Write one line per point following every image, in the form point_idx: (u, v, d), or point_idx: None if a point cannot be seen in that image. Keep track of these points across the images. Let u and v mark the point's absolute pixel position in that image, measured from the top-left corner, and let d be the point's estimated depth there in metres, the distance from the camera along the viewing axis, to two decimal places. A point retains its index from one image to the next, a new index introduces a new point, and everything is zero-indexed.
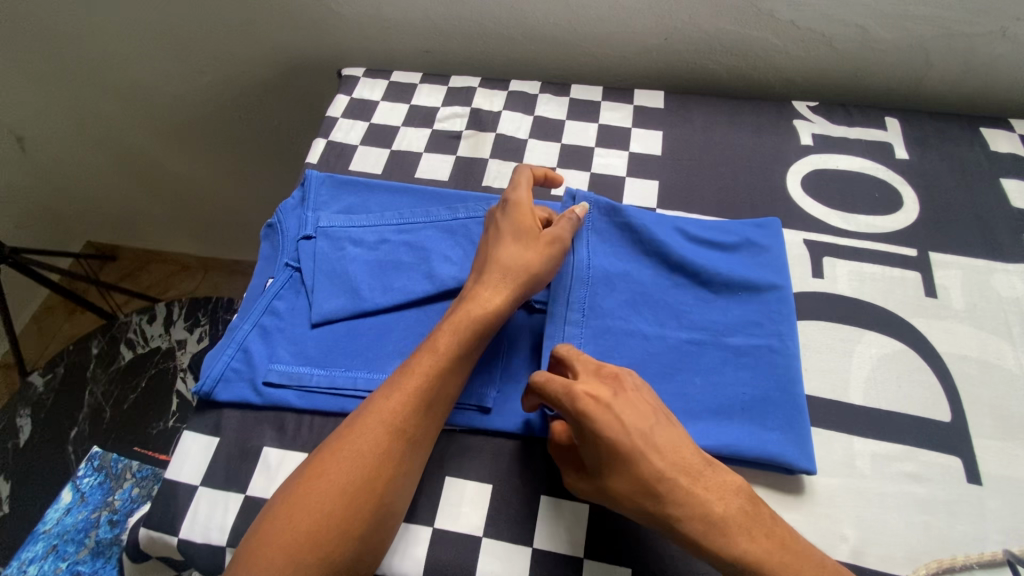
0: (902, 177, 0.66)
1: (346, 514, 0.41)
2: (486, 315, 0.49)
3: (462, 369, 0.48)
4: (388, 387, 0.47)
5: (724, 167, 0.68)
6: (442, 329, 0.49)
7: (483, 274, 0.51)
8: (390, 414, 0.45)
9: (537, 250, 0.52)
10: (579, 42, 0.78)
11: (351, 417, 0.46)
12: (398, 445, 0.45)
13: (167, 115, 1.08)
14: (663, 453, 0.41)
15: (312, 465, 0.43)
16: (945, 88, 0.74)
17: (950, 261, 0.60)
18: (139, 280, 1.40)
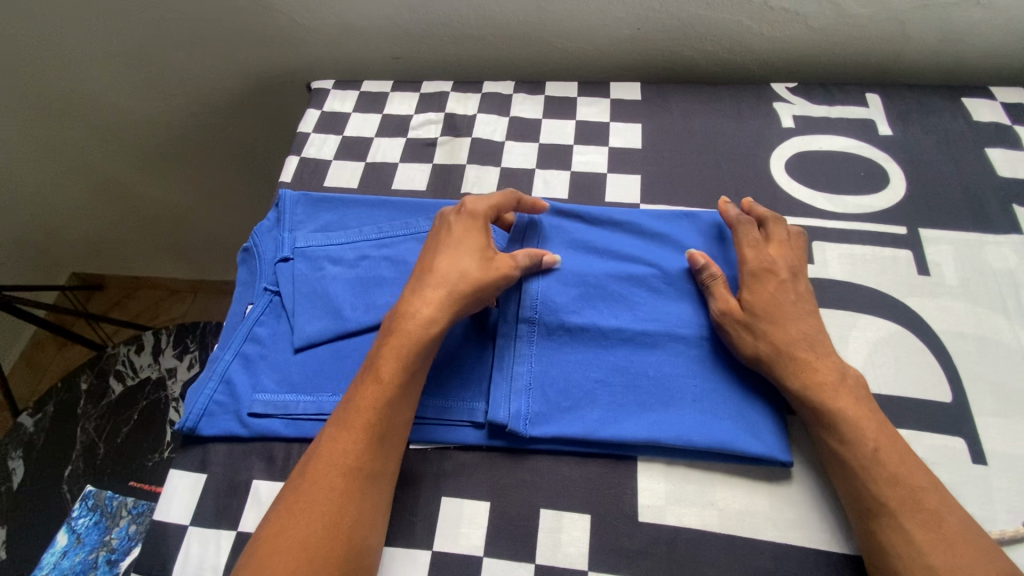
0: (886, 154, 0.65)
1: (313, 567, 0.40)
2: (425, 335, 0.48)
3: (410, 393, 0.48)
4: (336, 427, 0.46)
5: (706, 155, 0.66)
6: (382, 355, 0.48)
7: (420, 288, 0.50)
8: (342, 455, 0.44)
9: (477, 262, 0.51)
10: (551, 39, 0.77)
11: (303, 464, 0.45)
12: (355, 482, 0.44)
13: (140, 143, 1.06)
14: (799, 329, 0.49)
15: (273, 522, 0.42)
16: (923, 60, 0.73)
17: (941, 237, 0.59)
18: (128, 308, 1.38)
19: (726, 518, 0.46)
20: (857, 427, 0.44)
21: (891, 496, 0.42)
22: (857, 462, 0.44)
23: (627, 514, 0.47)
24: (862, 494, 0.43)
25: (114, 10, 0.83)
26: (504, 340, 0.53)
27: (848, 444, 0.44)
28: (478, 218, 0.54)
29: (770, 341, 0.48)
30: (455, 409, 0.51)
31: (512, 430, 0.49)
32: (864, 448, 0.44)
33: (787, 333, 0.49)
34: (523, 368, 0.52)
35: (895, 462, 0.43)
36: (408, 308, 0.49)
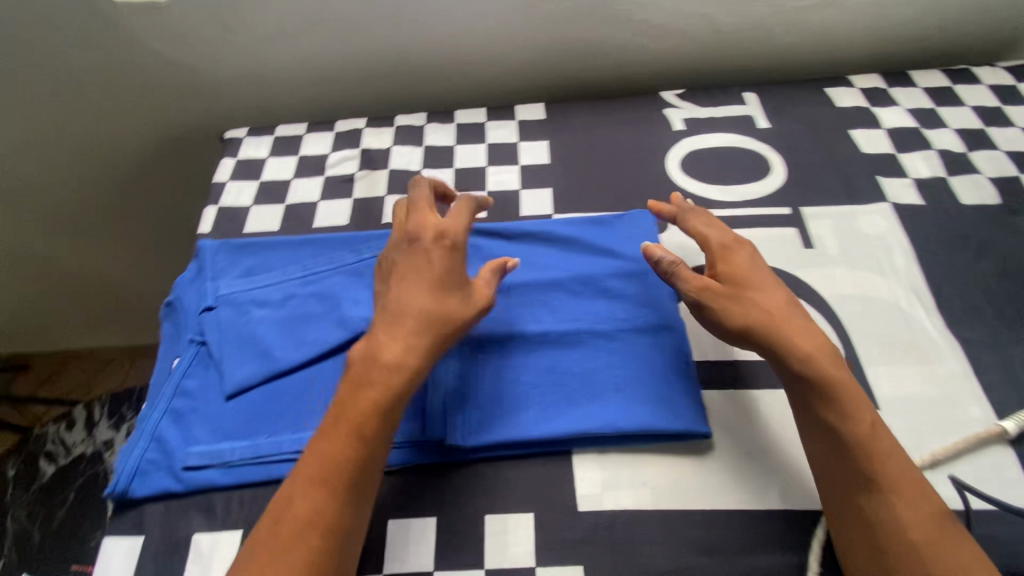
0: (767, 145, 0.72)
1: None
2: (401, 383, 0.47)
3: (385, 440, 0.47)
4: (309, 485, 0.44)
5: (609, 162, 0.71)
6: (357, 403, 0.46)
7: (389, 324, 0.49)
8: (319, 514, 0.43)
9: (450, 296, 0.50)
10: (456, 69, 0.81)
11: (273, 527, 0.43)
12: (336, 542, 0.43)
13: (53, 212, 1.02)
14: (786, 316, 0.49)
15: None
16: (789, 57, 0.81)
17: (821, 213, 0.66)
18: (58, 386, 1.24)
19: (659, 495, 0.49)
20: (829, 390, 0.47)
21: (862, 451, 0.44)
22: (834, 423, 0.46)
23: (568, 506, 0.49)
24: (834, 454, 0.45)
25: (13, 72, 0.81)
26: None
27: (821, 407, 0.47)
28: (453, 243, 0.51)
29: (735, 317, 0.50)
30: None
31: (450, 443, 0.50)
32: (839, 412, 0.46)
33: (750, 311, 0.49)
34: (456, 383, 0.53)
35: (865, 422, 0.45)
36: (378, 351, 0.47)
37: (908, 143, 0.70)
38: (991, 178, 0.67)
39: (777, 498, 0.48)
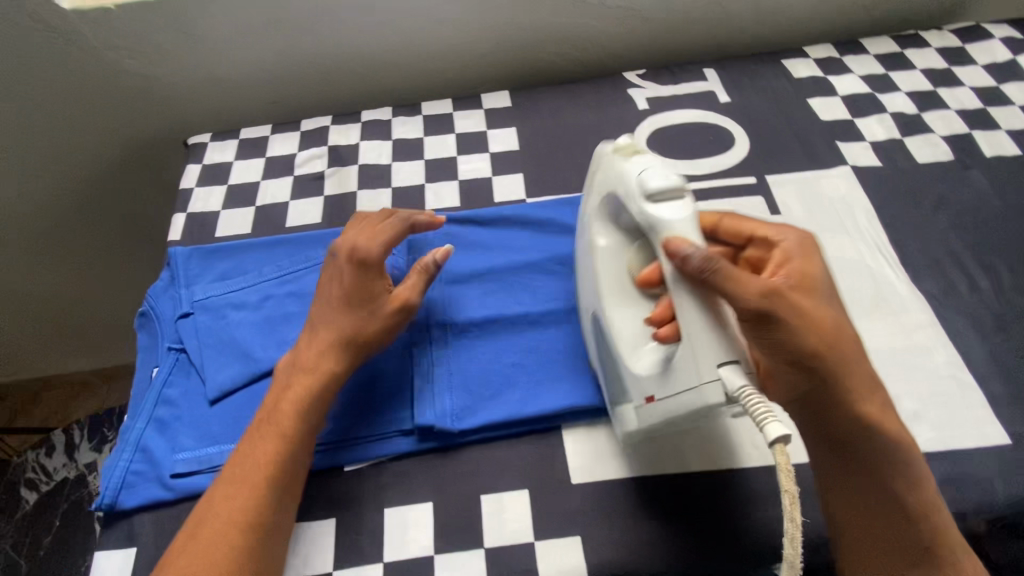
0: (730, 118, 0.74)
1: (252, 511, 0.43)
2: (320, 391, 0.48)
3: (304, 447, 0.47)
4: (253, 442, 0.46)
5: (578, 146, 0.73)
6: (279, 408, 0.47)
7: (330, 274, 0.52)
8: (265, 452, 0.45)
9: (379, 253, 0.51)
10: (420, 61, 0.81)
11: (240, 450, 0.46)
12: (252, 540, 0.42)
13: (19, 234, 0.99)
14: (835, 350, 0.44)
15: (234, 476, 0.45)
16: (745, 30, 0.84)
17: (785, 180, 0.68)
18: (32, 415, 1.23)
19: (651, 460, 0.50)
20: (879, 420, 0.45)
21: (901, 496, 0.45)
22: (874, 461, 0.45)
23: (561, 480, 0.50)
24: (866, 496, 0.45)
25: None
26: (416, 346, 0.56)
27: (860, 445, 0.45)
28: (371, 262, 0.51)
29: (811, 338, 0.43)
30: (382, 421, 0.52)
31: (440, 429, 0.51)
32: (885, 444, 0.45)
33: (818, 324, 0.44)
34: (439, 369, 0.54)
35: (911, 458, 0.45)
36: (313, 351, 0.50)
37: (862, 109, 0.74)
38: (942, 137, 0.71)
39: (759, 456, 0.50)
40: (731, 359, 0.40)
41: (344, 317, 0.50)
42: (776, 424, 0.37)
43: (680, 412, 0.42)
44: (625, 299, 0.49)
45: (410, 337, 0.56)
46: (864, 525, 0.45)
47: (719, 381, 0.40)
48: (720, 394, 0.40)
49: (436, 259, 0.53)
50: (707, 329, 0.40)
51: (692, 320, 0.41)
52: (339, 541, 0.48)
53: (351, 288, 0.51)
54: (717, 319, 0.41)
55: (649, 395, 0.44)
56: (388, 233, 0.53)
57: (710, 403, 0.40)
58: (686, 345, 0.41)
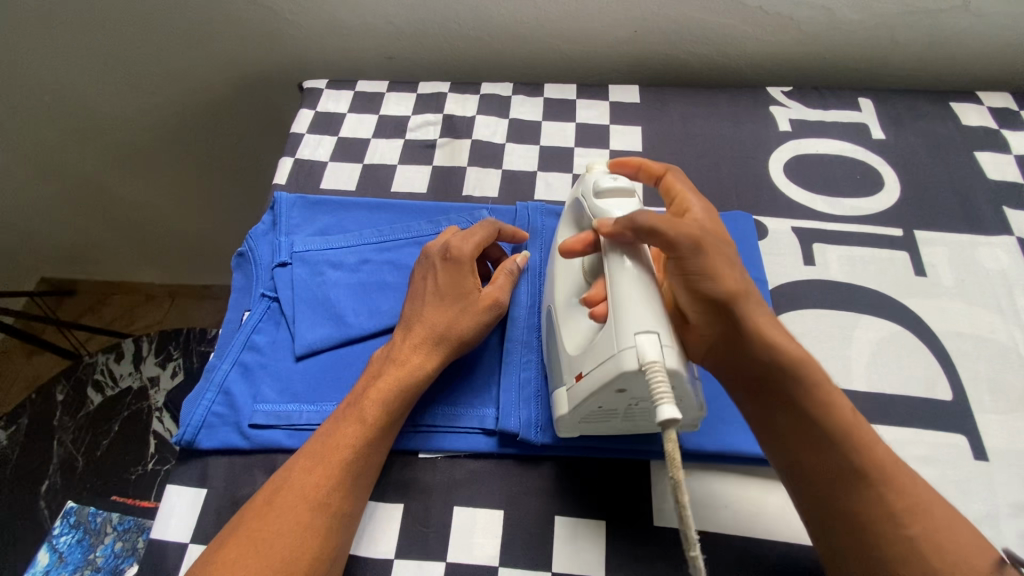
0: (880, 157, 0.67)
1: (331, 486, 0.42)
2: (408, 385, 0.45)
3: (386, 438, 0.45)
4: (336, 421, 0.45)
5: (706, 159, 0.68)
6: (365, 394, 0.45)
7: (425, 261, 0.50)
8: (350, 436, 0.43)
9: (471, 252, 0.49)
10: (550, 41, 0.77)
11: (325, 425, 0.45)
12: (322, 519, 0.41)
13: (133, 143, 1.05)
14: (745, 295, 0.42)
15: (315, 450, 0.43)
16: (911, 62, 0.76)
17: (936, 239, 0.60)
18: (101, 314, 1.37)
19: (741, 520, 0.46)
20: (799, 358, 0.41)
21: (845, 440, 0.41)
22: (801, 407, 0.42)
23: (643, 520, 0.46)
24: (808, 442, 0.41)
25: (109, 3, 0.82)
26: (509, 344, 0.53)
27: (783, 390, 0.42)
28: (464, 262, 0.48)
29: (719, 272, 0.42)
30: (464, 417, 0.49)
31: (523, 439, 0.48)
32: (806, 386, 0.42)
33: (724, 259, 0.42)
34: (530, 374, 0.51)
35: (838, 398, 0.42)
36: (397, 340, 0.48)
37: None
38: None
39: None
40: (650, 329, 0.39)
41: (438, 312, 0.47)
42: (668, 405, 0.36)
43: (600, 382, 0.41)
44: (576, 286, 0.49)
45: (505, 334, 0.54)
46: (809, 472, 0.41)
47: (635, 348, 0.39)
48: (634, 361, 0.39)
49: (519, 265, 0.51)
50: (635, 299, 0.41)
51: (625, 284, 0.42)
52: (405, 530, 0.46)
53: (443, 282, 0.48)
54: (636, 272, 0.42)
55: (581, 372, 0.43)
56: (481, 233, 0.50)
57: (623, 368, 0.39)
58: (611, 314, 0.42)
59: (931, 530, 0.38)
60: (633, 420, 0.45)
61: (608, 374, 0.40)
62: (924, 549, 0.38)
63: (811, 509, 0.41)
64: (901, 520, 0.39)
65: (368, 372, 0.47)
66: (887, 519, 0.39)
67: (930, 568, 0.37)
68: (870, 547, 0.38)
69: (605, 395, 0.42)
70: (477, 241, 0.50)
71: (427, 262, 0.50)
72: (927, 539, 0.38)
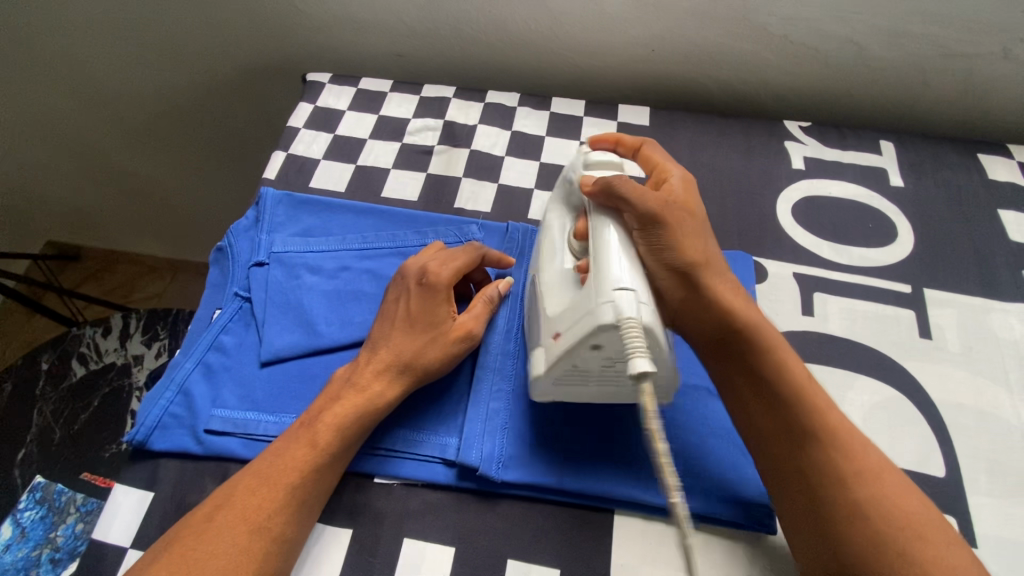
0: (896, 206, 0.63)
1: (274, 512, 0.40)
2: (367, 412, 0.44)
3: (339, 464, 0.43)
4: (287, 442, 0.43)
5: (711, 191, 0.65)
6: (321, 416, 0.43)
7: (399, 281, 0.49)
8: (300, 461, 0.42)
9: (447, 279, 0.47)
10: (564, 53, 0.75)
11: (276, 444, 0.43)
12: (263, 545, 0.39)
13: (140, 118, 1.04)
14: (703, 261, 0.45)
15: (261, 473, 0.41)
16: (941, 107, 0.72)
17: (946, 299, 0.57)
18: (102, 282, 1.37)
19: None
20: (752, 323, 0.44)
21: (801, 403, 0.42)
22: (756, 372, 0.43)
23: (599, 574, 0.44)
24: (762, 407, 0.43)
25: None
26: (480, 372, 0.50)
27: (742, 357, 0.44)
28: (439, 291, 0.47)
29: (682, 242, 0.44)
30: (425, 444, 0.47)
31: (482, 474, 0.46)
32: (761, 351, 0.43)
33: (689, 231, 0.45)
34: (499, 406, 0.49)
35: (793, 364, 0.43)
36: (361, 360, 0.46)
37: None
38: None
39: None
40: (629, 286, 0.38)
41: (406, 339, 0.46)
42: (643, 359, 0.35)
43: (576, 338, 0.39)
44: (559, 253, 0.47)
45: (477, 360, 0.51)
46: (764, 436, 0.42)
47: (613, 302, 0.38)
48: (611, 314, 0.37)
49: (501, 292, 0.51)
50: (619, 257, 0.40)
51: (609, 243, 0.41)
52: (351, 558, 0.44)
53: (414, 308, 0.46)
54: (614, 230, 0.42)
55: (557, 331, 0.42)
56: (461, 259, 0.49)
57: (600, 322, 0.38)
58: (591, 271, 0.41)
59: (880, 495, 0.38)
60: (605, 386, 0.44)
61: (584, 330, 0.39)
62: (869, 508, 0.38)
63: (766, 468, 0.42)
64: (851, 482, 0.39)
65: (327, 389, 0.46)
66: (837, 484, 0.39)
67: (874, 527, 0.37)
68: (820, 509, 0.39)
69: (581, 354, 0.40)
70: (456, 268, 0.48)
71: (401, 283, 0.49)
72: (873, 500, 0.38)
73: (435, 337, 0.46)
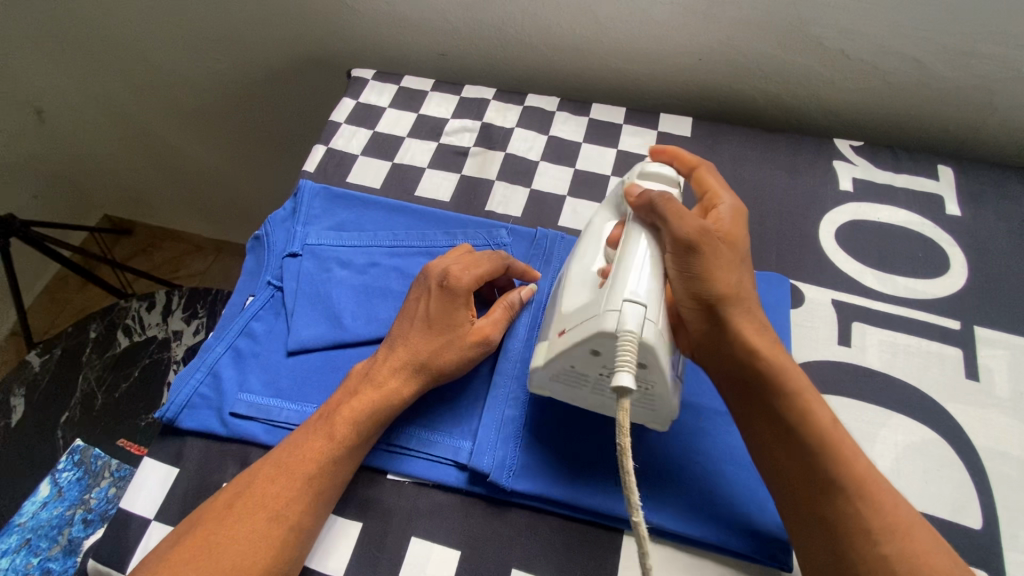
0: (949, 236, 0.60)
1: (290, 501, 0.41)
2: (383, 408, 0.44)
3: (355, 457, 0.44)
4: (305, 434, 0.44)
5: (750, 209, 0.62)
6: (339, 412, 0.44)
7: (420, 283, 0.49)
8: (317, 452, 0.43)
9: (467, 283, 0.47)
10: (608, 58, 0.73)
11: (294, 435, 0.44)
12: (279, 532, 0.40)
13: (194, 103, 1.09)
14: (738, 299, 0.42)
15: (279, 462, 0.43)
16: (1010, 134, 0.67)
17: (997, 339, 0.53)
18: (151, 257, 1.44)
19: None
20: (783, 369, 0.41)
21: (826, 450, 0.39)
22: (778, 414, 0.41)
23: None
24: (784, 446, 0.40)
25: None
26: (499, 378, 0.50)
27: (765, 398, 0.41)
28: (459, 295, 0.47)
29: (715, 272, 0.41)
30: (439, 445, 0.48)
31: (493, 481, 0.46)
32: (786, 396, 0.41)
33: (724, 261, 0.42)
34: (515, 413, 0.49)
35: (820, 409, 0.40)
36: (378, 360, 0.47)
37: None
38: None
39: None
40: (639, 300, 0.38)
41: (424, 340, 0.46)
42: (627, 375, 0.36)
43: (577, 339, 0.39)
44: (595, 254, 0.46)
45: (497, 366, 0.51)
46: (786, 477, 0.40)
47: (619, 312, 0.38)
48: (614, 323, 0.37)
49: (522, 298, 0.51)
50: (637, 266, 0.40)
51: (637, 265, 0.40)
52: (359, 550, 0.45)
53: (434, 311, 0.47)
54: (646, 241, 0.42)
55: (563, 328, 0.42)
56: (486, 265, 0.49)
57: (602, 327, 0.38)
58: (613, 275, 0.40)
59: (910, 552, 0.37)
60: (600, 393, 0.43)
61: (588, 332, 0.39)
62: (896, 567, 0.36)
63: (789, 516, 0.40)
64: (878, 537, 0.37)
65: (345, 384, 0.47)
66: (860, 535, 0.37)
67: None
68: (843, 562, 0.37)
69: (579, 356, 0.40)
70: (477, 273, 0.48)
71: (424, 283, 0.49)
72: (903, 559, 0.36)
73: (450, 341, 0.46)
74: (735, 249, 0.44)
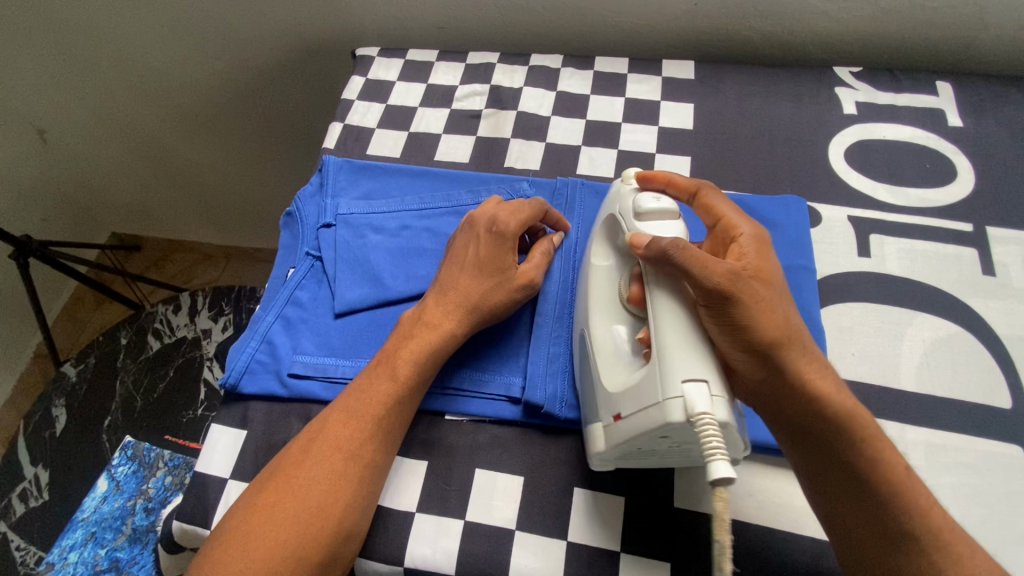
0: (955, 146, 0.62)
1: (363, 439, 0.44)
2: (441, 346, 0.47)
3: (416, 397, 0.46)
4: (367, 379, 0.46)
5: (760, 141, 0.65)
6: (399, 354, 0.47)
7: (466, 232, 0.51)
8: (383, 395, 0.45)
9: (512, 229, 0.49)
10: (606, 13, 0.75)
11: (353, 386, 0.47)
12: (354, 469, 0.43)
13: (196, 107, 1.10)
14: (791, 344, 0.40)
15: (348, 405, 0.45)
16: (1002, 46, 0.69)
17: (1010, 237, 0.56)
18: (164, 269, 1.47)
19: (764, 511, 0.45)
20: (841, 410, 0.39)
21: (890, 492, 0.38)
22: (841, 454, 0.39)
23: (663, 499, 0.46)
24: (849, 494, 0.39)
25: None
26: (540, 317, 0.53)
27: (825, 440, 0.40)
28: (507, 239, 0.49)
29: (760, 319, 0.39)
30: (491, 383, 0.50)
31: (548, 411, 0.48)
32: (853, 440, 0.39)
33: (766, 303, 0.40)
34: (559, 350, 0.52)
35: (890, 454, 0.39)
36: (427, 310, 0.49)
37: None
38: None
39: None
40: (700, 377, 0.36)
41: (474, 281, 0.49)
42: (722, 463, 0.33)
43: (642, 429, 0.38)
44: (613, 315, 0.47)
45: (537, 309, 0.54)
46: (854, 531, 0.39)
47: (682, 398, 0.36)
48: (682, 412, 0.36)
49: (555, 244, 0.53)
50: (682, 342, 0.38)
51: (672, 329, 0.39)
52: (428, 487, 0.48)
53: (483, 254, 0.49)
54: (670, 301, 0.40)
55: (618, 412, 0.41)
56: (528, 211, 0.51)
57: (669, 420, 0.36)
58: (654, 354, 0.39)
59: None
60: (672, 459, 0.43)
61: (652, 423, 0.38)
62: None
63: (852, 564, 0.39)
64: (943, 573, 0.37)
65: (397, 332, 0.49)
66: None
67: None
68: None
69: (646, 440, 0.40)
70: (522, 219, 0.50)
71: (471, 230, 0.52)
72: None
73: (495, 287, 0.49)
74: (779, 289, 0.42)
